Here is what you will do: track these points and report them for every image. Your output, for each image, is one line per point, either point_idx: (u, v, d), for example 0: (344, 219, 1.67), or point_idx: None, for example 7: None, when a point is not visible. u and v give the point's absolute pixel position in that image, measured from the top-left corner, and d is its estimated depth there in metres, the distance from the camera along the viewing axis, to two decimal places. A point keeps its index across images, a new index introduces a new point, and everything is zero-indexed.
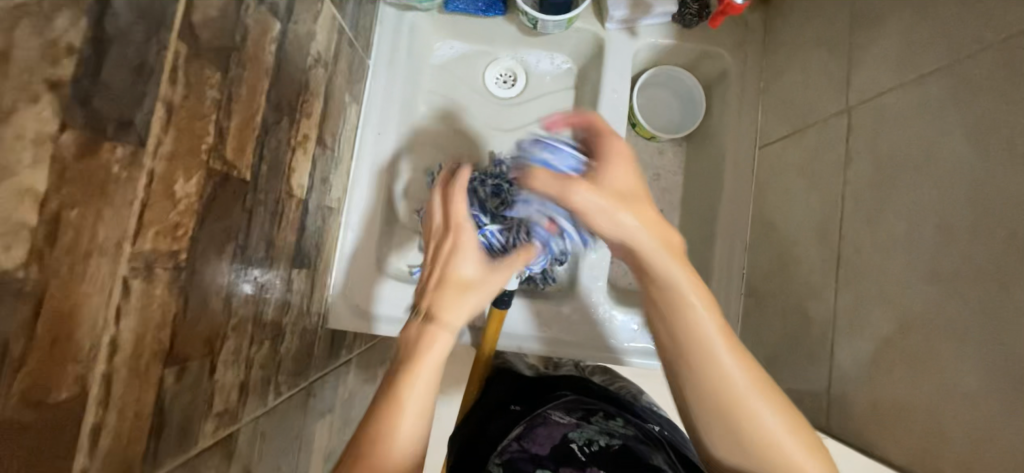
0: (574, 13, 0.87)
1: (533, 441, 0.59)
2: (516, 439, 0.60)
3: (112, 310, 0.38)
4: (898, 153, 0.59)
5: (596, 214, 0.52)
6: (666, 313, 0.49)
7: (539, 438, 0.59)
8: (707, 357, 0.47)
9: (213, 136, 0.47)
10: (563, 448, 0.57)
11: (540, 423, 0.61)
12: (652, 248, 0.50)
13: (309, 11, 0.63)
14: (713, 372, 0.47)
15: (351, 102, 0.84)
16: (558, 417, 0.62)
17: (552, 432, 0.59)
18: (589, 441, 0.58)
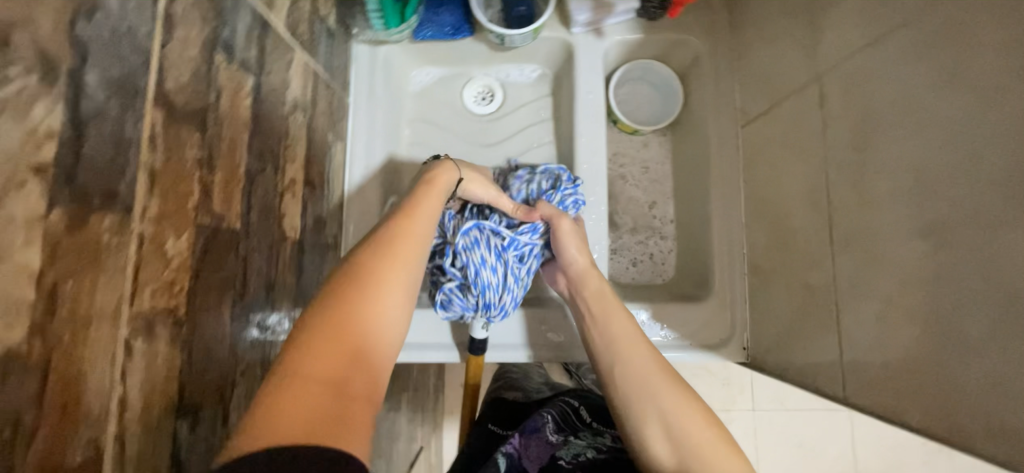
0: (538, 24, 0.89)
1: (527, 446, 0.72)
2: (519, 433, 0.73)
3: (118, 370, 0.40)
4: (873, 113, 0.58)
5: (568, 236, 0.82)
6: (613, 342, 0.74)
7: (531, 452, 0.70)
8: (640, 380, 0.69)
9: (198, 193, 0.49)
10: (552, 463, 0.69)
11: (534, 438, 0.73)
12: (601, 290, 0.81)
13: (280, 62, 0.66)
14: (644, 386, 0.69)
15: (336, 141, 0.87)
16: (551, 435, 0.74)
17: (542, 450, 0.71)
18: (575, 455, 0.70)
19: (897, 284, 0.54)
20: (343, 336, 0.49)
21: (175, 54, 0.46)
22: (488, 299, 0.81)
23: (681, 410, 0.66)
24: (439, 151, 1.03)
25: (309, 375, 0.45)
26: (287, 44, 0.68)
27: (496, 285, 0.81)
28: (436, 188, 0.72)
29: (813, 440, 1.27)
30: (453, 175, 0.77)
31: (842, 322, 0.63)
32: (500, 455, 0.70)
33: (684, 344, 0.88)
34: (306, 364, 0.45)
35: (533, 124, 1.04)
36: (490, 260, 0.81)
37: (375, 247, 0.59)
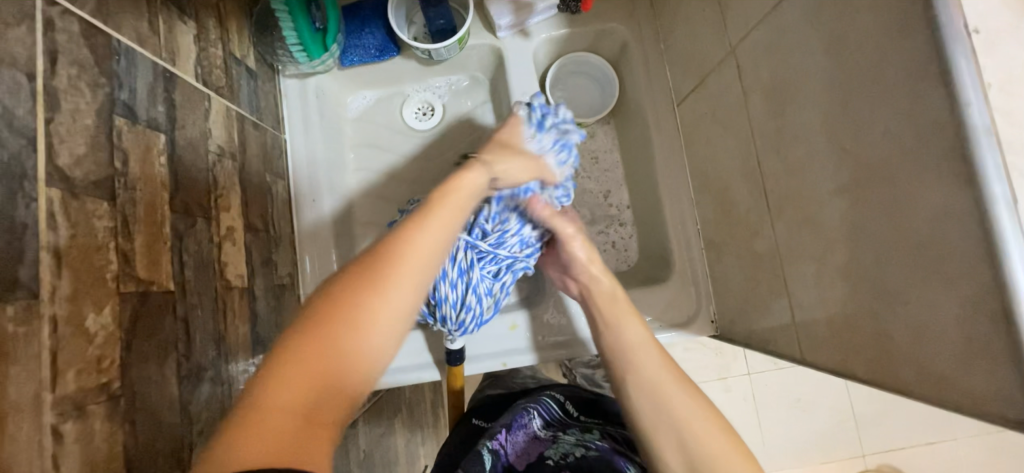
0: (460, 34, 0.89)
1: (515, 445, 0.73)
2: (506, 429, 0.73)
3: (47, 459, 0.39)
4: (781, 79, 0.60)
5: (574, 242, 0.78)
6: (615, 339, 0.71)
7: (520, 450, 0.72)
8: (648, 384, 0.66)
9: (116, 263, 0.48)
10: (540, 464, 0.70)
11: (524, 432, 0.74)
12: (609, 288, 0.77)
13: (195, 113, 0.65)
14: (655, 392, 0.65)
15: (275, 180, 0.86)
16: (540, 431, 0.75)
17: (531, 447, 0.73)
18: (564, 455, 0.69)
19: (827, 242, 0.55)
20: (322, 352, 0.41)
21: (65, 128, 0.45)
22: (444, 314, 0.79)
23: (699, 415, 0.63)
24: (387, 173, 1.03)
25: (272, 406, 0.38)
26: (200, 93, 0.67)
27: (453, 302, 0.78)
28: (458, 191, 0.57)
29: (809, 394, 1.30)
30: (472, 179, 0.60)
31: (788, 285, 0.64)
32: (484, 449, 0.70)
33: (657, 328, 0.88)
34: (270, 391, 0.39)
35: (476, 132, 1.04)
36: (453, 276, 0.77)
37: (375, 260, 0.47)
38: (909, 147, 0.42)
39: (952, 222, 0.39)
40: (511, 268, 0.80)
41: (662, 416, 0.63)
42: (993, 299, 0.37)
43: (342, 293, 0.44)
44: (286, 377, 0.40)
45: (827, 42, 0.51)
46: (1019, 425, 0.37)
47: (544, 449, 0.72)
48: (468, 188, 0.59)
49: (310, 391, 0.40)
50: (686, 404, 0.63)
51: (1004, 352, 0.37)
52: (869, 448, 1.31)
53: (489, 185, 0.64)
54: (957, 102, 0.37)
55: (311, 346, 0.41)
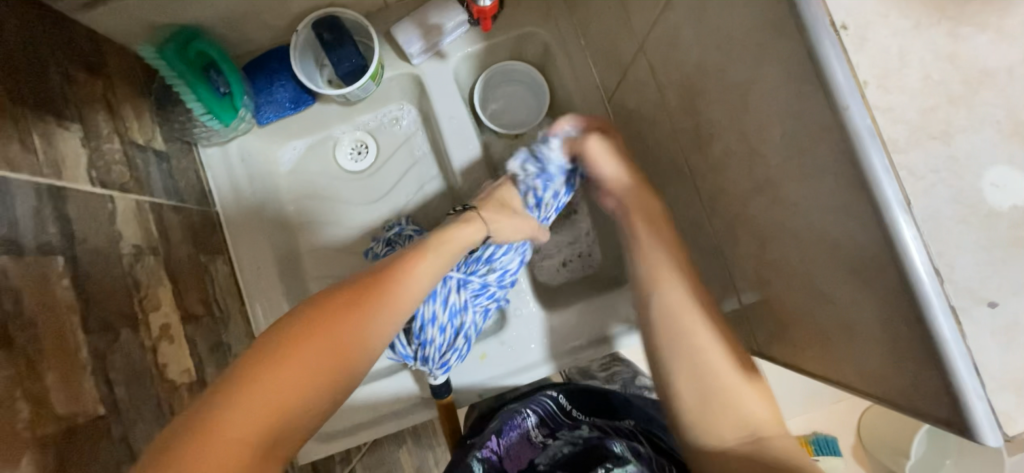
0: (371, 72, 0.86)
1: (506, 449, 0.68)
2: (495, 433, 0.68)
3: None
4: (686, 78, 0.57)
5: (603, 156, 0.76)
6: (642, 268, 0.69)
7: (511, 451, 0.67)
8: (667, 312, 0.65)
9: (27, 410, 0.47)
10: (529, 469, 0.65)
11: (515, 429, 0.69)
12: (638, 199, 0.74)
13: (97, 220, 0.62)
14: (676, 326, 0.63)
15: (211, 258, 0.84)
16: (533, 432, 0.70)
17: (522, 451, 0.68)
18: (552, 457, 0.65)
19: (755, 239, 0.54)
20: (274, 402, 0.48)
21: None
22: (426, 354, 0.75)
23: (714, 346, 0.62)
24: (330, 221, 1.00)
25: (226, 437, 0.44)
26: (100, 197, 0.64)
27: (439, 343, 0.74)
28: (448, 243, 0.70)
29: None
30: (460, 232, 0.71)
31: (735, 281, 0.63)
32: (474, 460, 0.66)
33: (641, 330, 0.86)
34: (231, 418, 0.45)
35: (415, 163, 1.01)
36: (442, 316, 0.74)
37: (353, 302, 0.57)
38: (804, 151, 0.40)
39: (853, 225, 0.38)
40: (498, 302, 0.80)
41: (678, 335, 0.63)
42: (903, 303, 0.35)
43: (330, 327, 0.54)
44: (240, 410, 0.46)
45: (715, 40, 0.49)
46: (947, 426, 0.36)
47: (535, 454, 0.67)
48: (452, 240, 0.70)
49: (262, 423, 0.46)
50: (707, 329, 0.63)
51: (923, 354, 0.35)
52: None
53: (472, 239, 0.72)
54: (836, 105, 0.35)
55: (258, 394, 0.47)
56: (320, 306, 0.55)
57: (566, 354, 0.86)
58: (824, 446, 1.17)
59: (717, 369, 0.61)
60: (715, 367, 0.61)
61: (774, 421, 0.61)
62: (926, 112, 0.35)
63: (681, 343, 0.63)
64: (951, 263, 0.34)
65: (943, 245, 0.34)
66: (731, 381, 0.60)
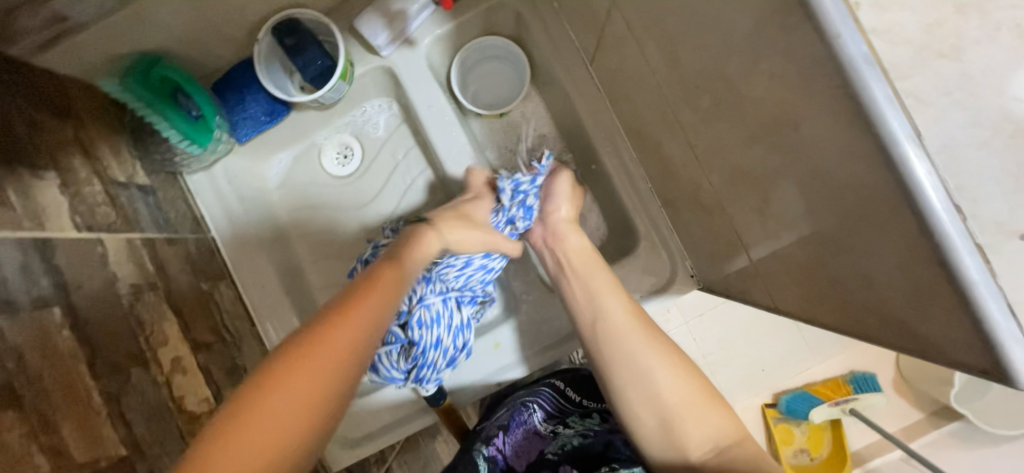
0: (338, 72, 0.83)
1: (515, 442, 0.68)
2: (502, 429, 0.69)
3: None
4: (664, 27, 0.53)
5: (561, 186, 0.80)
6: (584, 286, 0.73)
7: (518, 442, 0.69)
8: (613, 339, 0.68)
9: (47, 460, 0.48)
10: (538, 461, 0.67)
11: (518, 419, 0.70)
12: (578, 242, 0.77)
13: (88, 265, 0.62)
14: (622, 344, 0.68)
15: (214, 283, 0.84)
16: (539, 425, 0.71)
17: (530, 443, 0.69)
18: (562, 445, 0.67)
19: (757, 192, 0.50)
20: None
21: None
22: (422, 375, 0.72)
23: (667, 387, 0.65)
24: (327, 230, 0.99)
25: None
26: (88, 242, 0.64)
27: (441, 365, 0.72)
28: (403, 261, 0.62)
29: None
30: (422, 245, 0.67)
31: (743, 237, 0.59)
32: (481, 456, 0.66)
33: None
34: None
35: (401, 159, 0.99)
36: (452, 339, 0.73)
37: (318, 339, 0.46)
38: (797, 89, 0.36)
39: (859, 168, 0.34)
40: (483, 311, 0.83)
41: (637, 390, 0.65)
42: (923, 247, 0.32)
43: (297, 371, 0.44)
44: None
45: None
46: (986, 374, 0.33)
47: (543, 444, 0.68)
48: (406, 259, 0.63)
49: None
50: (662, 369, 0.66)
51: (949, 300, 0.32)
52: None
53: (427, 255, 0.66)
54: (826, 34, 0.31)
55: (217, 467, 0.38)
56: (301, 337, 0.47)
57: (544, 350, 0.85)
58: (863, 385, 1.11)
59: (678, 405, 0.64)
60: (678, 405, 0.64)
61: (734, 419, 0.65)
62: (931, 27, 0.30)
63: (646, 396, 0.65)
64: (975, 196, 0.30)
65: (966, 177, 0.30)
66: (677, 393, 0.64)
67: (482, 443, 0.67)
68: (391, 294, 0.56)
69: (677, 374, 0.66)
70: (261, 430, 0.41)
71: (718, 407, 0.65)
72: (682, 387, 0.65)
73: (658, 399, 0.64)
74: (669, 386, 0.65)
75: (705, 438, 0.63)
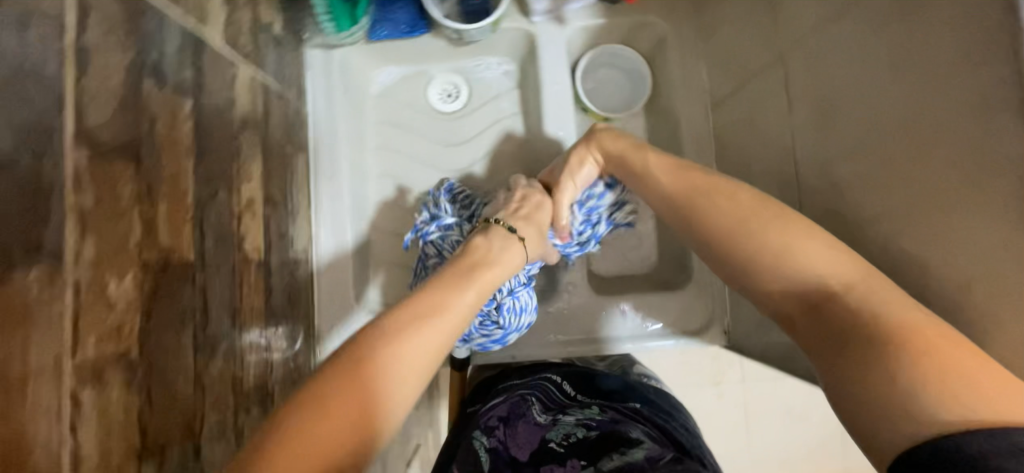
0: (495, 17, 0.86)
1: (515, 436, 0.66)
2: (501, 422, 0.67)
3: (65, 426, 0.39)
4: (833, 94, 0.57)
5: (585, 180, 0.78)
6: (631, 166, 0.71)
7: (520, 434, 0.66)
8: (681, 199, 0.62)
9: (139, 230, 0.47)
10: (541, 449, 0.63)
11: (520, 416, 0.69)
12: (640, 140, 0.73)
13: (221, 79, 0.63)
14: (693, 210, 0.60)
15: (295, 153, 0.85)
16: (540, 417, 0.69)
17: (531, 434, 0.66)
18: (566, 436, 0.64)
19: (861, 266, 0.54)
20: (320, 451, 0.41)
21: (94, 87, 0.43)
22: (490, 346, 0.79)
23: (738, 224, 0.55)
24: (406, 153, 1.01)
25: None
26: (227, 58, 0.64)
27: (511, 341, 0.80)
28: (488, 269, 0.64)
29: None
30: (511, 259, 0.68)
31: None
32: (482, 449, 0.63)
33: (657, 332, 0.90)
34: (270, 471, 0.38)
35: (500, 119, 1.02)
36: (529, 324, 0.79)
37: (401, 331, 0.51)
38: None
39: None
40: None
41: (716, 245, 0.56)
42: None
43: (377, 355, 0.48)
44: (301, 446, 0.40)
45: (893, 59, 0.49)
46: None
47: (545, 433, 0.65)
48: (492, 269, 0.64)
49: (334, 449, 0.41)
50: (782, 238, 0.51)
51: None
52: None
53: (512, 271, 0.67)
54: None
55: (305, 433, 0.41)
56: (386, 326, 0.51)
57: (575, 342, 0.90)
58: None
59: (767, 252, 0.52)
60: (782, 262, 0.50)
61: (902, 321, 0.42)
62: None
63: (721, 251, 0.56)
64: None
65: None
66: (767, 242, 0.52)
67: (481, 433, 0.66)
68: (471, 300, 0.58)
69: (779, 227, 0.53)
70: (342, 405, 0.43)
71: (849, 263, 0.47)
72: (778, 236, 0.52)
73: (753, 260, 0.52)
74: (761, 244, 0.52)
75: (793, 293, 0.49)
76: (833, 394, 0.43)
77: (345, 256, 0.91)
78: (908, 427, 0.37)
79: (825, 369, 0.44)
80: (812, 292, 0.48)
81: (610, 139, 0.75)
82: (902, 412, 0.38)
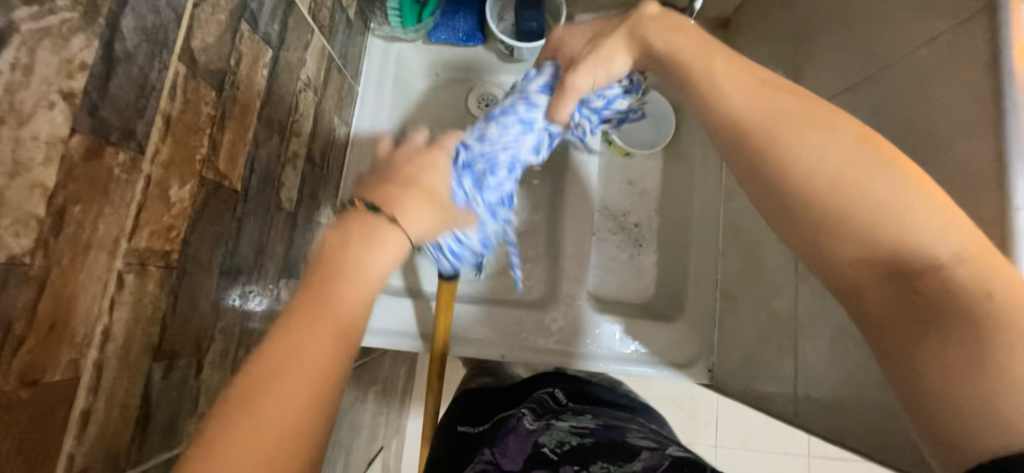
0: (546, 40, 0.95)
1: (507, 448, 0.65)
2: (490, 444, 0.68)
3: (106, 301, 0.41)
4: None
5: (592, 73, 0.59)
6: (689, 70, 0.52)
7: (511, 446, 0.66)
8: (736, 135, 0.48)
9: (206, 148, 0.51)
10: (536, 455, 0.64)
11: (511, 431, 0.69)
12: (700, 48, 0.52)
13: (298, 40, 0.69)
14: (775, 138, 0.45)
15: (340, 125, 0.90)
16: (531, 426, 0.70)
17: (524, 443, 0.66)
18: (560, 443, 0.65)
19: None
20: None
21: (205, 15, 0.48)
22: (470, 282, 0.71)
23: (822, 149, 0.43)
24: None
25: None
26: (307, 24, 0.71)
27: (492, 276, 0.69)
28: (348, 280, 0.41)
29: None
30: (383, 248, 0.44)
31: None
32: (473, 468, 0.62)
33: (638, 357, 0.93)
34: None
35: None
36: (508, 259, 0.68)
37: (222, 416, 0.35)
38: None
39: None
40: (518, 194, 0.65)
41: (776, 182, 0.45)
42: None
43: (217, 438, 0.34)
44: None
45: (895, 129, 0.55)
46: None
47: (538, 439, 0.67)
48: (360, 274, 0.42)
49: None
50: (897, 210, 0.40)
51: None
52: None
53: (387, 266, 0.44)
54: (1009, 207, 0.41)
55: None
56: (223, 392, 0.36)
57: (563, 353, 0.93)
58: None
59: (854, 200, 0.42)
60: (866, 217, 0.41)
61: (1003, 294, 0.38)
62: None
63: (783, 195, 0.45)
64: None
65: None
66: (857, 183, 0.42)
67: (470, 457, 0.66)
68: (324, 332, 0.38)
69: (859, 154, 0.43)
70: None
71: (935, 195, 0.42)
72: (882, 181, 0.41)
73: (819, 208, 0.43)
74: (855, 180, 0.42)
75: (873, 256, 0.42)
76: (900, 373, 0.41)
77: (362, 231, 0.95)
78: (1001, 432, 0.35)
79: (901, 346, 0.41)
80: (896, 256, 0.41)
81: (661, 30, 0.56)
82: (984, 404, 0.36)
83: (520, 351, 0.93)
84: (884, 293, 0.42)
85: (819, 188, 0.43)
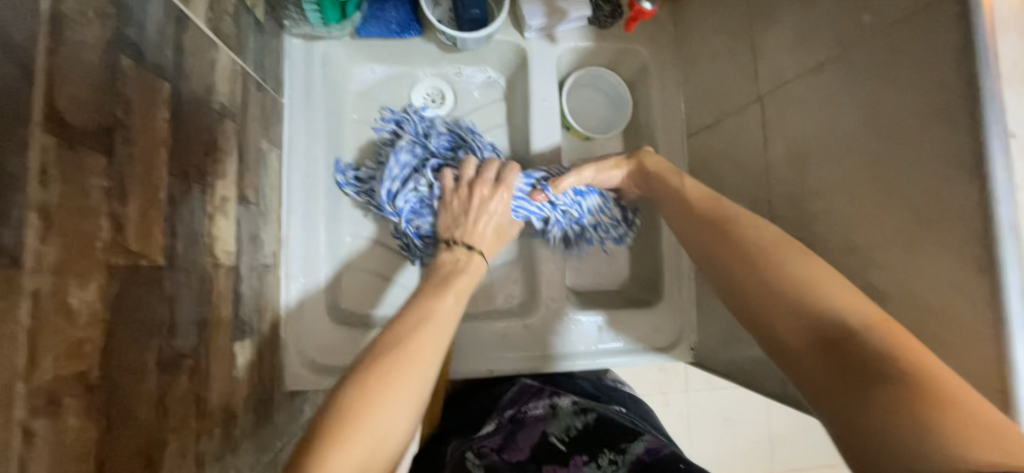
0: (491, 28, 0.86)
1: (517, 439, 0.75)
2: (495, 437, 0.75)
3: (14, 464, 0.32)
4: (808, 138, 0.64)
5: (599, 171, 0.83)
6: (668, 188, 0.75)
7: (520, 442, 0.75)
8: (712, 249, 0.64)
9: (108, 230, 0.41)
10: (545, 442, 0.74)
11: (519, 427, 0.77)
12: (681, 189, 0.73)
13: (201, 62, 0.57)
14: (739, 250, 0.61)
15: (269, 148, 0.78)
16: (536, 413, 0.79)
17: (533, 430, 0.76)
18: (567, 430, 0.76)
19: None
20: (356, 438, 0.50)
21: (69, 64, 0.37)
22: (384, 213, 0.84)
23: (777, 260, 0.57)
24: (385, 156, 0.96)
25: None
26: (209, 41, 0.58)
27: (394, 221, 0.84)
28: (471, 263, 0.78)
29: (735, 413, 1.38)
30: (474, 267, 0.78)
31: None
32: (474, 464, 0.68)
33: (627, 347, 0.93)
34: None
35: (488, 130, 1.00)
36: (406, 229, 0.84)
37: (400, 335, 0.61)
38: None
39: (963, 298, 0.46)
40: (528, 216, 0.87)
41: (741, 287, 0.59)
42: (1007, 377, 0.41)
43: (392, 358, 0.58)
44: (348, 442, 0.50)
45: (866, 112, 0.55)
46: None
47: (546, 426, 0.77)
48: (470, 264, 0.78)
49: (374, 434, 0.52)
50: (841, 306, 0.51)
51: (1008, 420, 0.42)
52: (778, 463, 1.40)
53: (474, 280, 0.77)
54: None
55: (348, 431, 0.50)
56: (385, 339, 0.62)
57: (550, 357, 0.91)
58: None
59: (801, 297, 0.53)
60: (826, 308, 0.51)
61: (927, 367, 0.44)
62: None
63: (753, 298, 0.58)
64: None
65: None
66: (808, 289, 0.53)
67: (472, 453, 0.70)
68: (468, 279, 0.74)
69: (810, 268, 0.55)
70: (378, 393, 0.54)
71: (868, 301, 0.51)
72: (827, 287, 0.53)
73: (797, 299, 0.54)
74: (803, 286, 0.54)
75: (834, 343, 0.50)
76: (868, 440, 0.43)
77: (317, 260, 0.85)
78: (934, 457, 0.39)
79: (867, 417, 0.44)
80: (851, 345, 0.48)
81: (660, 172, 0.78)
82: (905, 456, 0.40)
83: (509, 363, 0.90)
84: (840, 371, 0.48)
85: (786, 293, 0.54)
